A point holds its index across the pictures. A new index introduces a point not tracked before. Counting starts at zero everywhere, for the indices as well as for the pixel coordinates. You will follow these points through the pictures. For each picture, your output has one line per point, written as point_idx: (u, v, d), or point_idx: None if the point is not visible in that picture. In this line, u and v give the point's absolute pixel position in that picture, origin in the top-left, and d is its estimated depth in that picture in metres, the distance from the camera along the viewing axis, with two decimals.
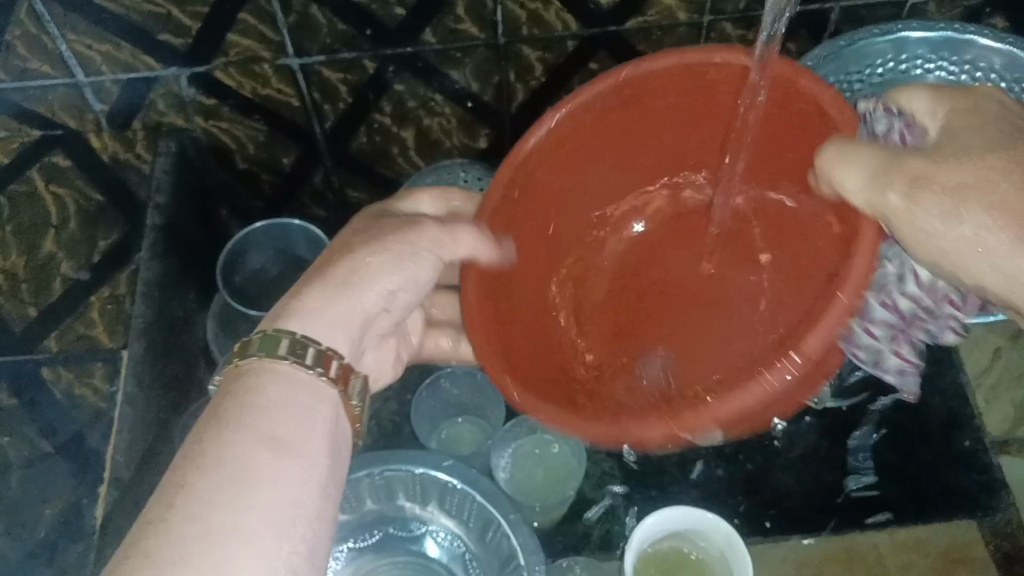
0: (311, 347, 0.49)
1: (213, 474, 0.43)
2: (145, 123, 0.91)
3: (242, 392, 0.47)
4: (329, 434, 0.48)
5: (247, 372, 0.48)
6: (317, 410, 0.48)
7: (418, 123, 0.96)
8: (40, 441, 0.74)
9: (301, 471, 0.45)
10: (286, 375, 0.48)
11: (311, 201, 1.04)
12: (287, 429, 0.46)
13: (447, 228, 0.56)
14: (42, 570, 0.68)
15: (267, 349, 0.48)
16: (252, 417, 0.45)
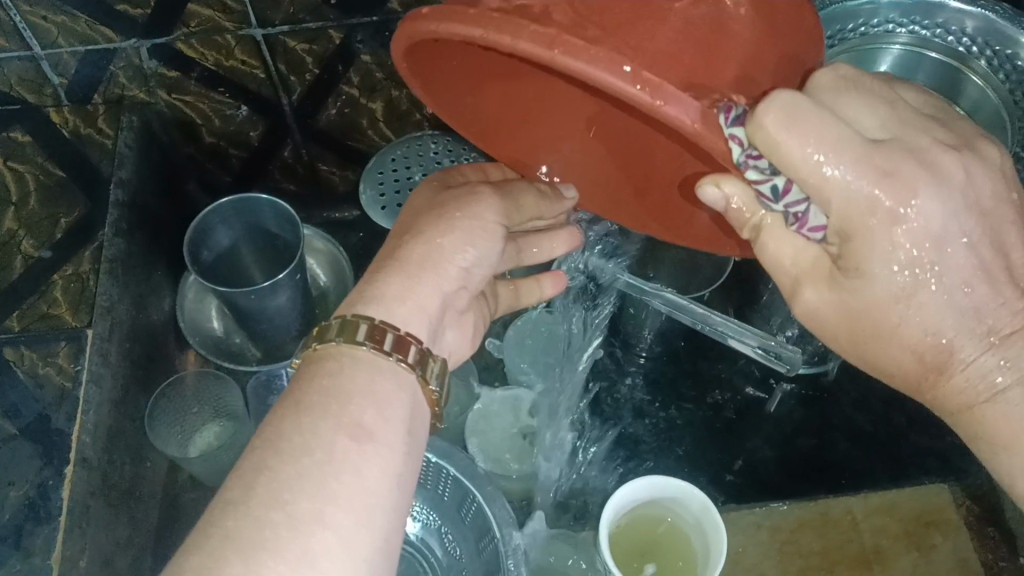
0: (389, 332, 0.50)
1: (294, 457, 0.42)
2: (106, 97, 0.90)
3: (318, 379, 0.47)
4: (408, 422, 0.48)
5: (329, 359, 0.49)
6: (395, 395, 0.48)
7: (387, 94, 0.94)
8: (3, 423, 0.71)
9: (379, 460, 0.44)
10: (367, 360, 0.49)
11: (281, 175, 1.03)
12: (368, 417, 0.46)
13: (505, 198, 0.60)
14: (9, 555, 0.65)
15: (346, 335, 0.49)
16: (333, 404, 0.45)
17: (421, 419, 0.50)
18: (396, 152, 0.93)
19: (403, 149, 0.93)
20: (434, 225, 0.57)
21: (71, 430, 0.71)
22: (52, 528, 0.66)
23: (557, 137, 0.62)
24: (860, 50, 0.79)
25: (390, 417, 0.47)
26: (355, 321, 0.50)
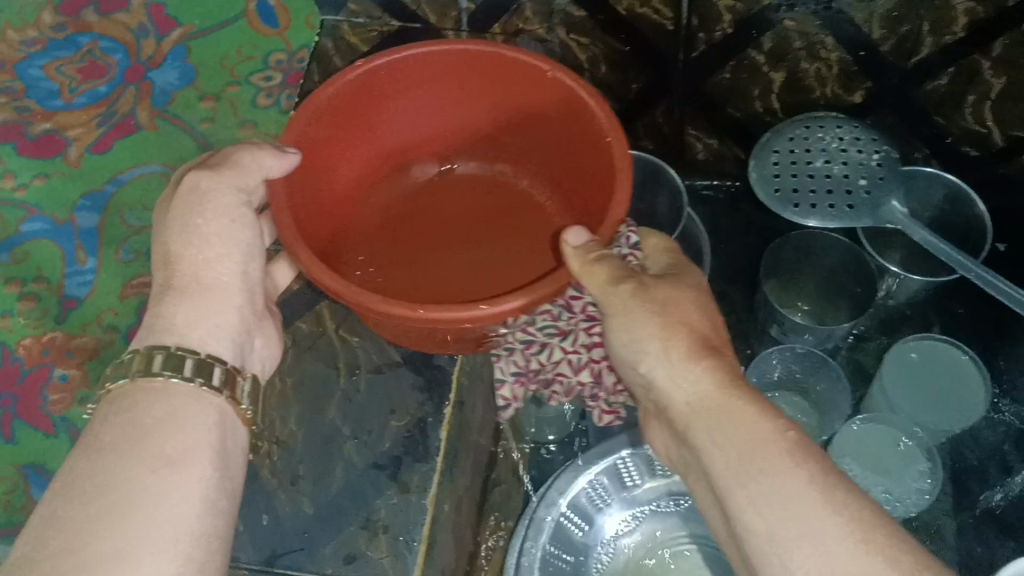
0: (187, 358, 0.50)
1: (101, 493, 0.43)
2: (506, 27, 0.87)
3: (113, 415, 0.47)
4: (219, 441, 0.48)
5: (131, 397, 0.48)
6: (198, 419, 0.48)
7: (794, 66, 0.85)
8: (388, 347, 0.70)
9: (184, 484, 0.45)
10: (162, 390, 0.48)
11: (643, 133, 0.97)
12: (168, 445, 0.46)
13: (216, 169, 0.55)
14: (387, 485, 0.64)
15: (144, 367, 0.48)
16: (137, 436, 0.45)
17: (233, 436, 0.50)
18: (791, 133, 0.83)
19: (801, 128, 0.83)
20: (183, 242, 0.54)
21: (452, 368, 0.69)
22: (430, 467, 0.65)
23: (454, 263, 0.67)
24: None
25: (194, 444, 0.47)
26: (149, 352, 0.49)
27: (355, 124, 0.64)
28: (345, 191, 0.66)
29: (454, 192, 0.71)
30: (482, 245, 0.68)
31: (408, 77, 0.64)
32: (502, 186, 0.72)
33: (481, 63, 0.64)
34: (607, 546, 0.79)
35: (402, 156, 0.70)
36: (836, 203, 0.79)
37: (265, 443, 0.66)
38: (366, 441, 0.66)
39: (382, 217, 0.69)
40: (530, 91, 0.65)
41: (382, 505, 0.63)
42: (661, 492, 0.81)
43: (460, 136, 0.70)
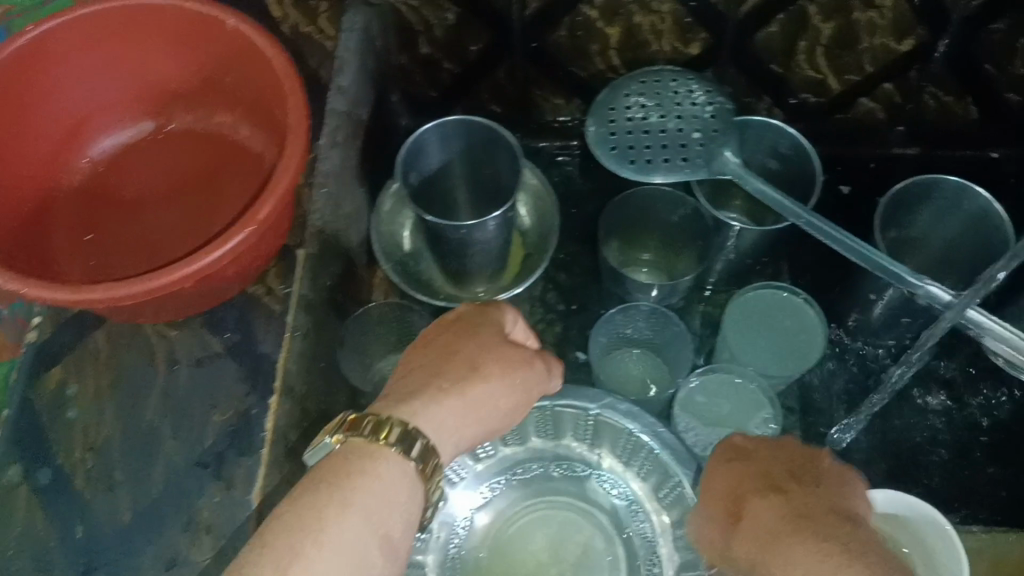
0: (419, 440, 0.49)
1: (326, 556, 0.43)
2: None
3: (339, 483, 0.46)
4: (406, 528, 0.48)
5: (343, 461, 0.47)
6: (407, 496, 0.48)
7: (628, 20, 0.83)
8: (207, 337, 0.67)
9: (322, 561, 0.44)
10: (409, 476, 0.48)
11: (489, 95, 0.94)
12: (381, 519, 0.46)
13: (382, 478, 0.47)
14: (210, 483, 0.62)
15: (367, 433, 0.48)
16: (345, 502, 0.45)
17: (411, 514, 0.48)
18: (630, 89, 0.83)
19: (640, 84, 0.83)
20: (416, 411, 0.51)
21: (276, 356, 0.66)
22: (254, 461, 0.63)
23: (150, 226, 0.69)
24: None
25: (400, 513, 0.47)
26: (375, 421, 0.49)
27: (30, 90, 0.66)
28: (34, 179, 0.68)
29: (166, 153, 0.73)
30: (191, 200, 0.70)
31: (83, 37, 0.66)
32: (189, 141, 0.73)
33: (119, 18, 0.67)
34: (464, 519, 0.78)
35: (84, 128, 0.70)
36: (671, 156, 0.78)
37: (79, 450, 0.63)
38: (186, 438, 0.64)
39: (81, 187, 0.71)
40: (202, 42, 0.68)
41: (205, 504, 0.62)
42: (516, 458, 0.80)
43: (134, 98, 0.72)
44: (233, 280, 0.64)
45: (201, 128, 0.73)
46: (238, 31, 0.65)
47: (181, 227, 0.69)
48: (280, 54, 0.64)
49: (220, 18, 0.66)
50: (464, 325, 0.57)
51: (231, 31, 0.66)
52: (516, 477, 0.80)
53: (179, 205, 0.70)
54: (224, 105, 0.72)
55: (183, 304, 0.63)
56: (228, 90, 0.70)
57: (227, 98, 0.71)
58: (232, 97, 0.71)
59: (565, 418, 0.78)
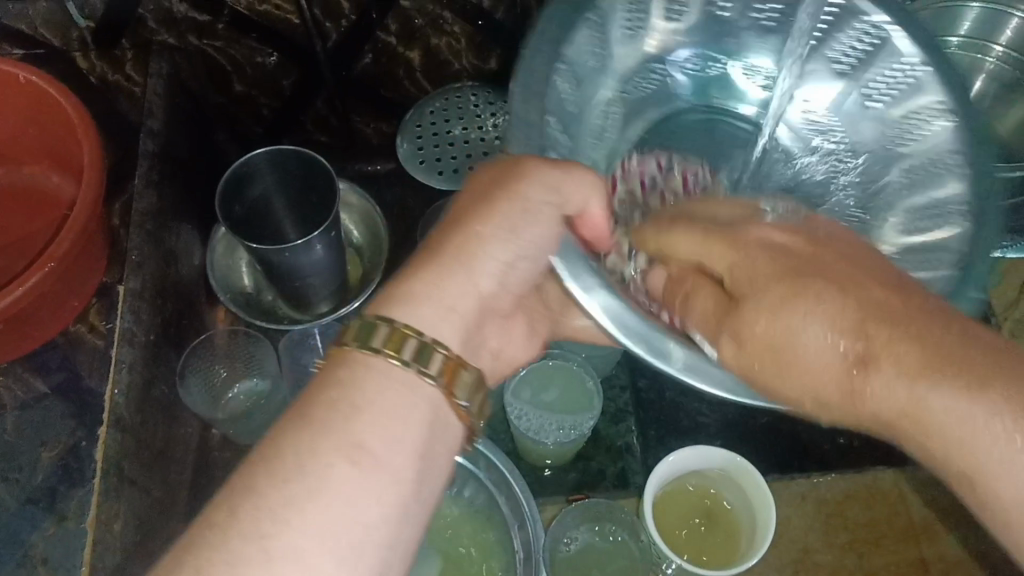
0: (420, 342, 0.40)
1: (305, 486, 0.35)
2: (135, 41, 0.85)
3: (327, 387, 0.38)
4: (427, 441, 0.39)
5: (338, 364, 0.39)
6: (416, 413, 0.39)
7: (426, 43, 0.89)
8: (34, 382, 0.72)
9: (352, 481, 0.36)
10: (408, 387, 0.39)
11: (313, 126, 0.99)
12: (373, 436, 0.37)
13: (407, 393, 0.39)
14: (43, 517, 0.66)
15: (363, 340, 0.39)
16: (333, 421, 0.36)
17: (443, 435, 0.41)
18: (434, 105, 0.88)
19: (441, 102, 0.88)
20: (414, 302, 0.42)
21: (102, 390, 0.72)
22: (86, 491, 0.67)
23: None
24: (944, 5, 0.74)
25: (401, 441, 0.38)
26: (376, 322, 0.40)
27: None
28: None
29: None
30: (9, 249, 0.76)
31: None
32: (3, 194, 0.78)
33: None
34: None
35: None
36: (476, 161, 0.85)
37: None
38: (18, 478, 0.68)
39: None
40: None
41: (38, 538, 0.65)
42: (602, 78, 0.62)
43: None
44: (50, 318, 0.70)
45: (13, 179, 0.78)
46: (32, 85, 0.71)
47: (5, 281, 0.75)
48: (74, 102, 0.70)
49: (13, 74, 0.71)
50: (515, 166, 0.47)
51: (24, 86, 0.71)
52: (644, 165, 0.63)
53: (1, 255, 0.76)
54: (30, 156, 0.77)
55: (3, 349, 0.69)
56: (30, 140, 0.75)
57: (30, 148, 0.76)
58: (35, 147, 0.76)
59: (555, 94, 0.55)
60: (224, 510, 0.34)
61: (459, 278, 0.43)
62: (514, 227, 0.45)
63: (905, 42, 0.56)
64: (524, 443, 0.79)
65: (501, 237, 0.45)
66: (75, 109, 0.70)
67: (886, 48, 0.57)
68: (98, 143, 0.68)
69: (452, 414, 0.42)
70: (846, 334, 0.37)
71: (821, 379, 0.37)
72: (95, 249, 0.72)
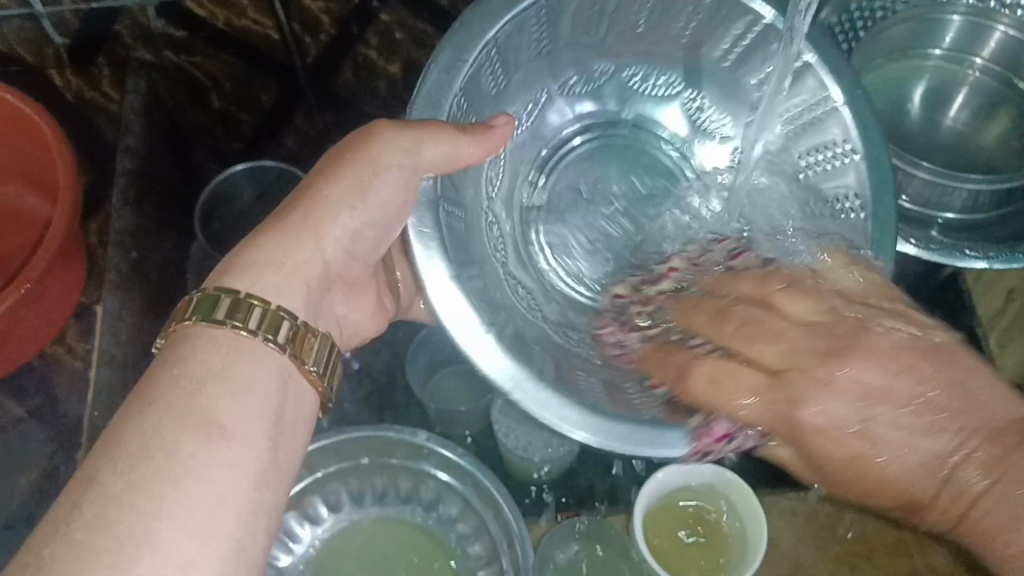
0: (256, 307, 0.44)
1: (178, 476, 0.37)
2: (111, 58, 0.84)
3: (170, 364, 0.41)
4: (274, 409, 0.42)
5: (184, 342, 0.42)
6: (258, 382, 0.42)
7: (406, 57, 0.88)
8: (11, 406, 0.71)
9: (222, 458, 0.39)
10: (232, 342, 0.42)
11: (294, 142, 0.98)
12: (221, 410, 0.40)
13: (242, 382, 0.41)
14: (21, 544, 0.65)
15: (207, 314, 0.42)
16: (187, 396, 0.39)
17: (300, 401, 0.44)
18: None
19: None
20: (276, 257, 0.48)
21: (80, 413, 0.70)
22: None
23: None
24: (922, 18, 0.77)
25: (247, 430, 0.40)
26: (218, 296, 0.43)
27: None
28: None
29: None
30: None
31: None
32: None
33: None
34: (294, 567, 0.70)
35: None
36: None
37: None
38: None
39: None
40: None
41: None
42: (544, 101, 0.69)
43: None
44: (27, 340, 0.69)
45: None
46: (7, 103, 0.69)
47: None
48: (50, 121, 0.69)
49: None
50: (367, 137, 0.52)
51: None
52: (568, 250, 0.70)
53: None
54: (7, 175, 0.76)
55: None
56: (6, 158, 0.74)
57: (6, 167, 0.75)
58: (11, 166, 0.75)
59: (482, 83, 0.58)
60: (90, 506, 0.35)
61: (300, 241, 0.49)
62: (364, 195, 0.52)
63: (851, 178, 0.59)
64: (510, 460, 0.79)
65: (345, 201, 0.51)
66: (51, 129, 0.69)
67: (819, 128, 0.61)
68: (74, 162, 0.67)
69: (298, 376, 0.45)
70: (866, 402, 0.44)
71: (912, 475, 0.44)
72: (72, 269, 0.70)
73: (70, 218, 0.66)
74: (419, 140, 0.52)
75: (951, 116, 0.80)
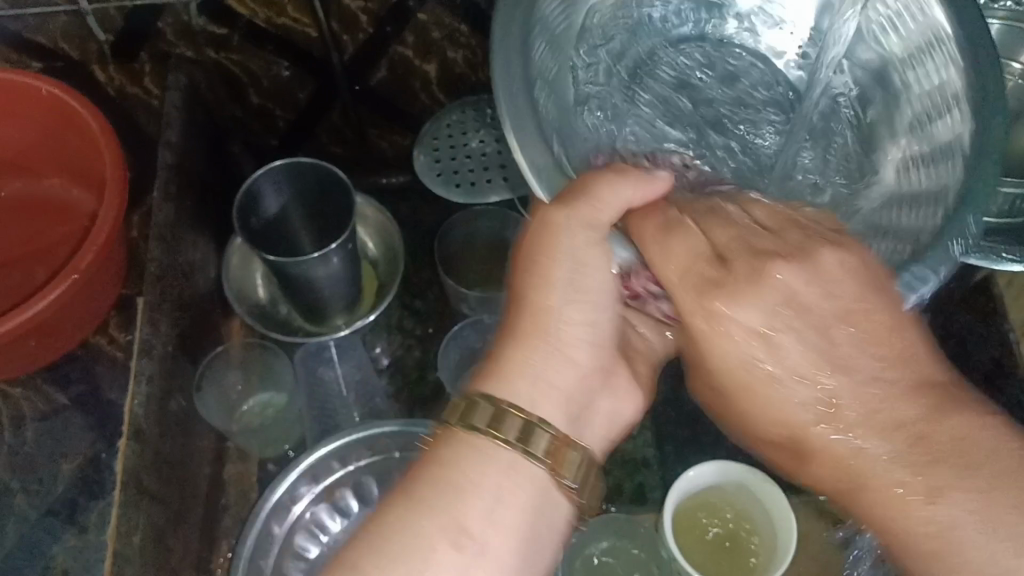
0: (547, 435, 0.45)
1: (386, 571, 0.40)
2: (152, 54, 0.85)
3: (427, 471, 0.44)
4: (531, 528, 0.45)
5: (462, 450, 0.44)
6: (520, 500, 0.44)
7: (442, 56, 0.88)
8: (54, 393, 0.72)
9: (462, 567, 0.42)
10: (529, 476, 0.45)
11: (329, 139, 0.99)
12: (477, 523, 0.43)
13: (519, 489, 0.44)
14: (64, 529, 0.66)
15: (466, 419, 0.44)
16: (440, 497, 0.43)
17: (552, 517, 0.46)
18: (452, 117, 0.89)
19: (459, 115, 0.89)
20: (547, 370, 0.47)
21: (121, 402, 0.72)
22: (106, 503, 0.67)
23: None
24: None
25: (507, 525, 0.44)
26: (479, 402, 0.44)
27: None
28: None
29: (8, 218, 0.78)
30: (30, 255, 0.77)
31: None
32: (29, 205, 0.79)
33: None
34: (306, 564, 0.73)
35: None
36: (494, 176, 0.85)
37: None
38: (38, 490, 0.68)
39: None
40: (25, 113, 0.73)
41: (59, 550, 0.66)
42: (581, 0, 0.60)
43: None
44: (71, 328, 0.70)
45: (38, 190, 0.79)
46: (53, 97, 0.71)
47: (24, 291, 0.75)
48: (97, 115, 0.70)
49: (34, 87, 0.71)
50: (550, 227, 0.48)
51: (46, 100, 0.72)
52: (586, 54, 0.62)
53: (20, 263, 0.76)
54: (54, 167, 0.77)
55: (19, 361, 0.68)
56: (52, 150, 0.76)
57: (53, 159, 0.77)
58: (58, 159, 0.76)
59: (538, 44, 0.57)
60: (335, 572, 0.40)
61: (543, 354, 0.47)
62: (561, 280, 0.47)
63: (958, 120, 0.53)
64: None
65: (569, 297, 0.47)
66: (98, 123, 0.70)
67: (925, 36, 0.55)
68: (121, 155, 0.69)
69: (556, 492, 0.46)
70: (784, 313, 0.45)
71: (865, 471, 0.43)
72: (115, 260, 0.72)
73: (116, 210, 0.67)
74: (616, 186, 0.48)
75: None
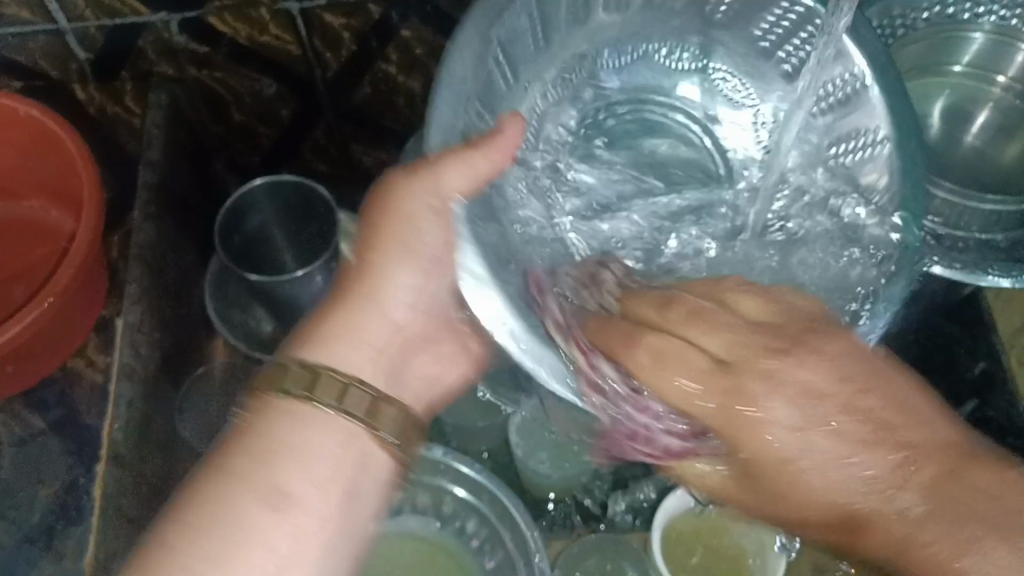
0: (338, 379, 0.46)
1: (204, 539, 0.41)
2: (134, 73, 0.84)
3: (243, 437, 0.44)
4: (351, 480, 0.45)
5: (266, 412, 0.45)
6: (337, 454, 0.45)
7: (426, 72, 0.88)
8: (32, 418, 0.71)
9: (289, 529, 0.43)
10: (317, 420, 0.45)
11: (312, 155, 0.98)
12: (290, 481, 0.44)
13: (340, 439, 0.45)
14: (41, 557, 0.65)
15: (285, 387, 0.45)
16: (257, 466, 0.43)
17: (374, 467, 0.47)
18: None
19: None
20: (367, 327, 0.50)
21: (100, 426, 0.71)
22: (83, 530, 0.66)
23: None
24: (942, 34, 0.76)
25: (325, 481, 0.44)
26: (311, 368, 0.46)
27: None
28: None
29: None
30: (10, 278, 0.76)
31: None
32: (10, 225, 0.78)
33: None
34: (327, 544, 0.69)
35: None
36: None
37: None
38: (14, 518, 0.67)
39: None
40: (5, 134, 0.73)
41: None
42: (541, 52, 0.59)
43: None
44: (49, 353, 0.69)
45: (19, 212, 0.78)
46: (31, 118, 0.70)
47: (3, 313, 0.74)
48: (76, 136, 0.69)
49: (10, 107, 0.70)
50: (399, 191, 0.51)
51: (24, 121, 0.71)
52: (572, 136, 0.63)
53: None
54: (34, 188, 0.77)
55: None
56: (31, 169, 0.75)
57: (35, 177, 0.76)
58: (39, 179, 0.76)
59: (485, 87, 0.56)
60: (162, 549, 0.41)
61: (361, 319, 0.50)
62: (410, 245, 0.52)
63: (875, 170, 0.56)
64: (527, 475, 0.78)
65: (399, 257, 0.52)
66: (76, 143, 0.69)
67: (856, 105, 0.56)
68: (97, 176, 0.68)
69: (379, 446, 0.47)
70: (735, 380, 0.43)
71: (842, 496, 0.43)
72: (94, 284, 0.71)
73: (93, 233, 0.67)
74: (470, 160, 0.49)
75: (971, 134, 0.79)
